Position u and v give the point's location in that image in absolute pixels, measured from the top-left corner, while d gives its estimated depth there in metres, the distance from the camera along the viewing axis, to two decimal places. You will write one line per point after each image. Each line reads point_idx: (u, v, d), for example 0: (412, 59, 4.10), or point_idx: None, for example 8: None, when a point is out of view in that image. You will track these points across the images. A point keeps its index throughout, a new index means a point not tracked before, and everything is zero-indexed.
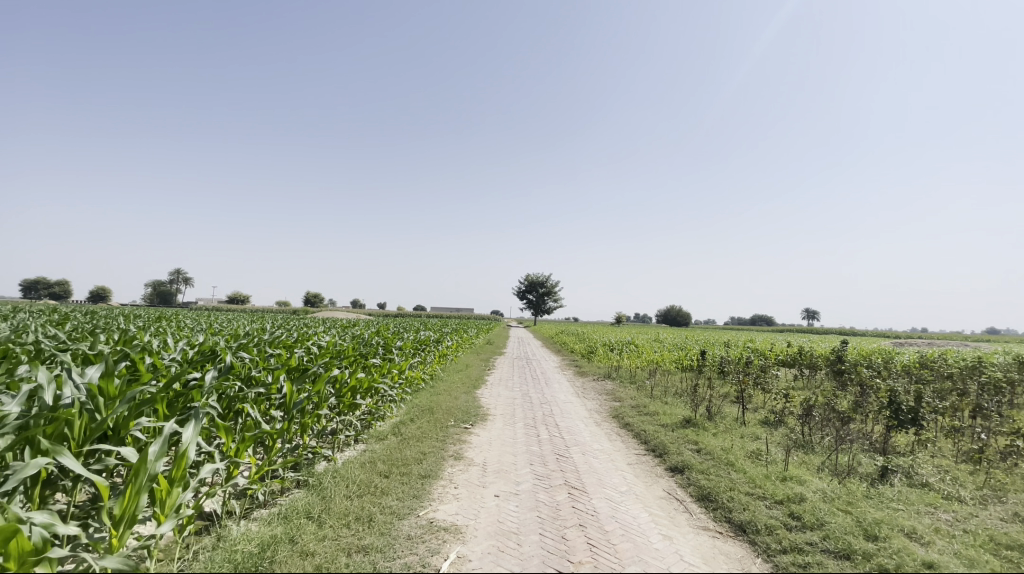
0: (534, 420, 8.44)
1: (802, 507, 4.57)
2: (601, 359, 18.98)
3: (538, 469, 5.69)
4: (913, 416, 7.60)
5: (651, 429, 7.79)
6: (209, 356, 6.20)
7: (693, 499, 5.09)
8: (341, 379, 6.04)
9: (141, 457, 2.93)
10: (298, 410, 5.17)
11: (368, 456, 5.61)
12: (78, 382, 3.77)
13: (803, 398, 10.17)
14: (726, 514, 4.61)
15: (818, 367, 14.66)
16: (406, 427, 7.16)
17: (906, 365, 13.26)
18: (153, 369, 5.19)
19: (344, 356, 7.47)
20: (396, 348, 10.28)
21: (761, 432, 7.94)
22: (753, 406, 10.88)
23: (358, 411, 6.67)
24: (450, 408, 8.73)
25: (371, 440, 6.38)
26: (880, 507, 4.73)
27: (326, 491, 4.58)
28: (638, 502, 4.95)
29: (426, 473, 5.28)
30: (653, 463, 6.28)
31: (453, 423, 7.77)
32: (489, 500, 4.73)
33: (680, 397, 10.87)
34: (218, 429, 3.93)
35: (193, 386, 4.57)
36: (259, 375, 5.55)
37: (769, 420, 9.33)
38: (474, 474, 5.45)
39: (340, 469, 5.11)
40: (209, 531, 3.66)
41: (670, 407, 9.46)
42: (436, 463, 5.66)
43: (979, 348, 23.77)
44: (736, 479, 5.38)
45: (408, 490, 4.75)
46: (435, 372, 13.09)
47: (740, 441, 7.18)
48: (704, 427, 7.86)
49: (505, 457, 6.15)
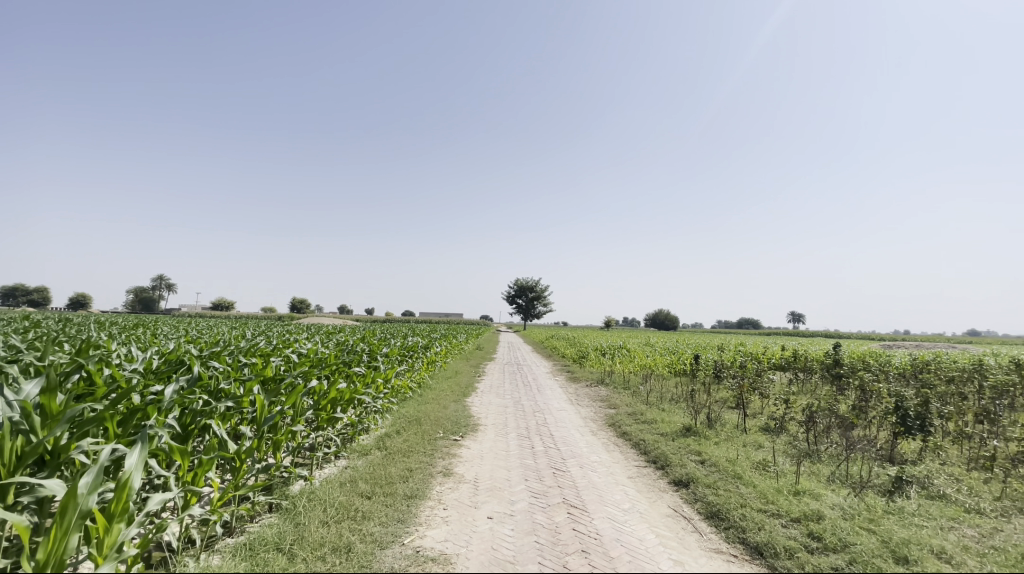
0: (527, 430, 8.03)
1: (821, 526, 4.22)
2: (593, 364, 18.61)
3: (534, 486, 5.28)
4: (921, 423, 7.32)
5: (650, 438, 7.42)
6: (177, 365, 5.71)
7: (701, 517, 4.71)
8: (320, 391, 5.59)
9: (69, 490, 2.49)
10: (271, 425, 4.71)
11: (349, 474, 5.16)
12: (12, 399, 3.31)
13: (803, 404, 9.88)
14: (740, 535, 4.24)
15: (813, 372, 14.42)
16: (391, 441, 6.70)
17: (903, 368, 13.10)
18: (110, 383, 4.71)
19: (324, 365, 7.00)
20: (381, 355, 9.81)
21: (765, 440, 7.60)
22: (751, 413, 10.56)
23: (339, 424, 6.21)
24: (438, 418, 8.29)
25: (353, 455, 5.91)
26: (904, 525, 4.40)
27: (300, 516, 4.12)
28: (643, 522, 4.56)
29: (413, 493, 4.84)
30: (655, 476, 5.90)
31: (441, 435, 7.33)
32: (481, 524, 4.30)
33: (676, 403, 10.52)
34: (172, 452, 3.46)
35: (150, 400, 4.10)
36: (229, 388, 5.08)
37: (769, 426, 9.01)
38: (464, 493, 5.02)
39: (318, 489, 4.65)
40: (163, 567, 3.19)
41: (668, 414, 9.13)
42: (423, 481, 5.23)
43: (965, 350, 24.00)
44: (746, 494, 5.01)
45: (392, 514, 4.31)
46: (423, 380, 12.63)
47: (744, 450, 6.83)
48: (706, 435, 7.51)
49: (498, 472, 5.73)
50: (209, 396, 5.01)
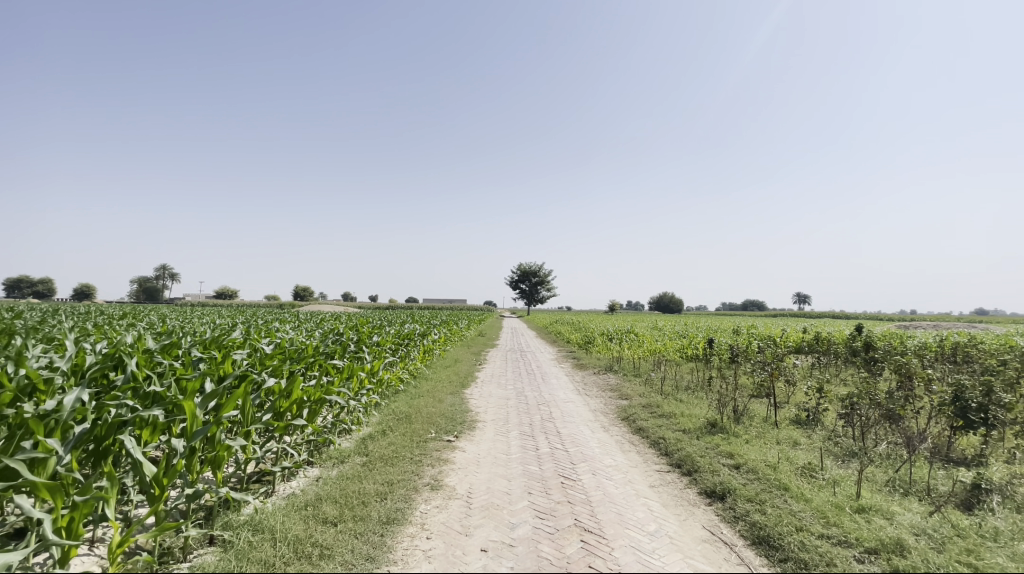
0: (531, 427, 7.10)
1: (908, 560, 3.31)
2: (600, 350, 17.64)
3: (538, 502, 4.37)
4: (985, 417, 6.38)
5: (671, 435, 6.49)
6: (115, 362, 4.84)
7: (746, 543, 3.80)
8: (278, 390, 4.67)
9: None
10: (208, 438, 3.81)
11: (314, 493, 4.27)
12: None
13: (837, 393, 8.95)
14: (803, 571, 3.32)
15: (838, 356, 13.43)
16: (374, 444, 5.83)
17: (940, 353, 12.10)
18: (19, 386, 3.87)
19: (296, 358, 6.08)
20: (369, 342, 8.88)
21: (801, 437, 6.68)
22: (778, 402, 9.62)
23: (308, 430, 5.31)
24: (431, 414, 7.40)
25: (326, 465, 5.06)
26: (1007, 554, 3.49)
27: (242, 556, 3.22)
28: (676, 551, 3.65)
29: (390, 516, 3.94)
30: (681, 485, 4.99)
31: (432, 434, 6.44)
32: (473, 559, 3.40)
33: (694, 393, 9.58)
34: (40, 489, 2.59)
35: (46, 413, 3.22)
36: (165, 391, 4.19)
37: (801, 418, 8.09)
38: (455, 513, 4.13)
39: (271, 516, 3.77)
40: None
41: (687, 406, 8.21)
42: (404, 498, 4.32)
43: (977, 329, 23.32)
44: (801, 513, 4.09)
45: (361, 549, 3.41)
46: (418, 370, 11.76)
47: (781, 450, 5.91)
48: (734, 431, 6.59)
49: (496, 483, 4.83)
50: (142, 402, 4.13)
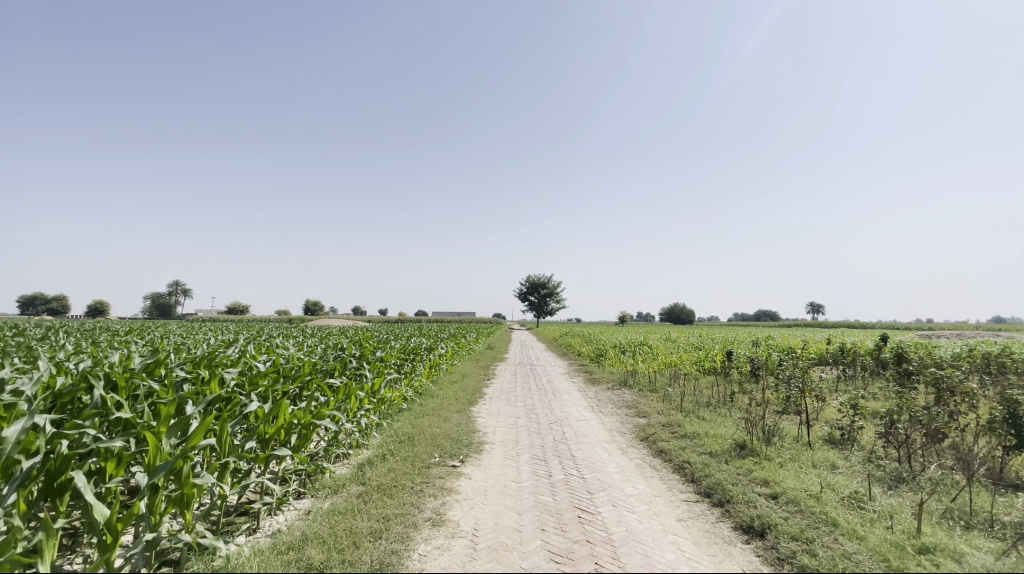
0: (544, 450, 6.58)
1: None
2: (613, 363, 17.02)
3: (553, 542, 3.86)
4: None
5: (697, 459, 5.93)
6: (88, 383, 4.43)
7: None
8: (263, 415, 4.24)
9: None
10: (177, 472, 3.38)
11: (301, 532, 3.78)
12: None
13: (872, 409, 8.30)
14: None
15: (865, 368, 12.73)
16: (372, 471, 5.35)
17: (976, 363, 11.36)
18: None
19: (289, 378, 5.64)
20: (371, 358, 8.44)
21: (838, 459, 6.10)
22: (807, 418, 8.99)
23: (299, 458, 4.84)
24: (436, 436, 6.91)
25: (319, 497, 4.60)
26: None
27: None
28: None
29: (383, 561, 3.44)
30: (713, 519, 4.43)
31: (436, 459, 5.94)
32: None
33: (717, 410, 9.00)
34: None
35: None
36: (136, 416, 3.77)
37: (835, 438, 7.48)
38: (459, 556, 3.61)
39: (245, 562, 3.29)
40: None
41: (711, 425, 7.64)
42: (401, 538, 3.82)
43: (1000, 337, 22.45)
44: (858, 557, 3.53)
45: None
46: (424, 386, 11.28)
47: (820, 476, 5.35)
48: (766, 455, 6.01)
49: (506, 518, 4.32)
50: (113, 429, 3.73)
